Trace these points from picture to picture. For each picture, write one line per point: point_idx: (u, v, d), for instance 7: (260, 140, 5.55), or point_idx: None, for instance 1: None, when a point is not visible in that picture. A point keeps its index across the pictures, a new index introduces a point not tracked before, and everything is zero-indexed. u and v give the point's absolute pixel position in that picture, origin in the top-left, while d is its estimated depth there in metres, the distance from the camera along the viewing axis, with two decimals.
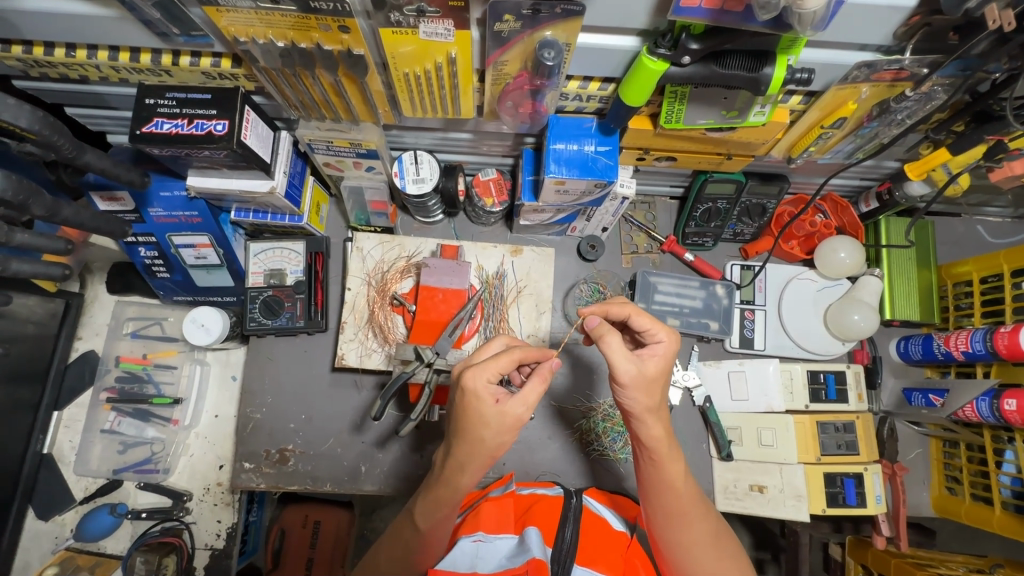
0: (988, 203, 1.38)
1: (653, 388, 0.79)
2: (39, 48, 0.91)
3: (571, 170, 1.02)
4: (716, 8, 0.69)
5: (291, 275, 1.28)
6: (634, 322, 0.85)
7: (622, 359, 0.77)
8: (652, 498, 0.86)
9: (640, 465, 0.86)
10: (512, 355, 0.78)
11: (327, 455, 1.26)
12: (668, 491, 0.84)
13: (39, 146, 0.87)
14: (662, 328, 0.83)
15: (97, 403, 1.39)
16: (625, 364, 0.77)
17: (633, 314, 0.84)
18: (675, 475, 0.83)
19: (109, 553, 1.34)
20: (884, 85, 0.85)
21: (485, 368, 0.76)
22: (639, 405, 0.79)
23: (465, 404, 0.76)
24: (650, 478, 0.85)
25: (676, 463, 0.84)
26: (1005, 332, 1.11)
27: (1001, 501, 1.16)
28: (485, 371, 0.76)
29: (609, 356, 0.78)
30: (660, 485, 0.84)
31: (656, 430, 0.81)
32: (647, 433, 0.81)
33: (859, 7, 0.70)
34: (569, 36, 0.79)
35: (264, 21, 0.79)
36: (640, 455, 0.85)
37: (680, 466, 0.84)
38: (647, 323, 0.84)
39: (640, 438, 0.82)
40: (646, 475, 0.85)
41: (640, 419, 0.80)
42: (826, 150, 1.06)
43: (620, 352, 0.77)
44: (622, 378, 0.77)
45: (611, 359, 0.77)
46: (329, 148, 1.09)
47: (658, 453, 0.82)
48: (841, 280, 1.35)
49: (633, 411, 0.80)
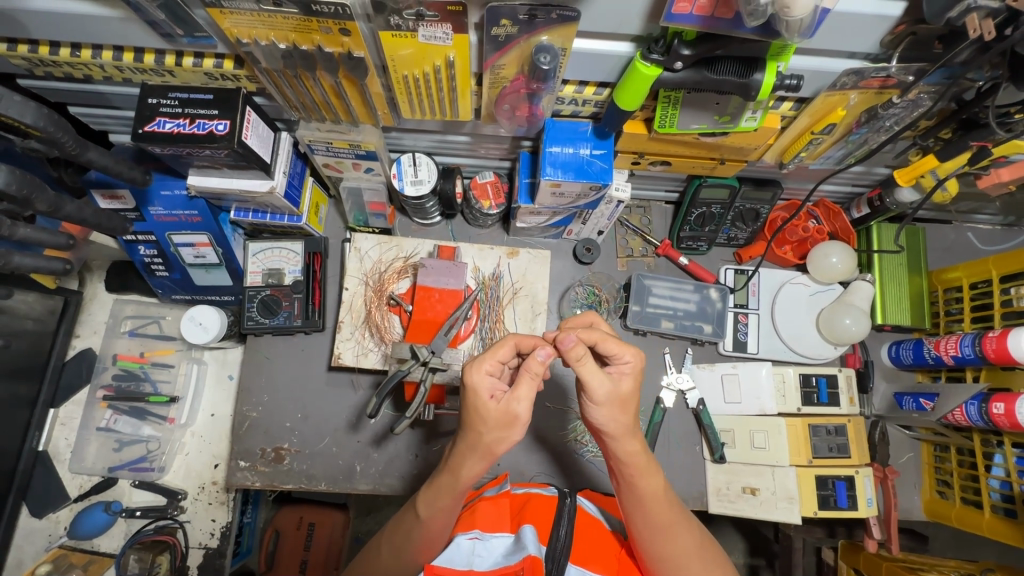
0: (978, 210, 1.40)
1: (628, 408, 0.80)
2: (45, 48, 0.93)
3: (567, 173, 1.04)
4: (707, 15, 0.71)
5: (290, 275, 1.29)
6: (601, 348, 0.83)
7: (597, 378, 0.78)
8: (635, 514, 0.86)
9: (620, 483, 0.86)
10: (508, 344, 0.82)
11: (323, 454, 1.27)
12: (651, 506, 0.85)
13: (43, 142, 0.88)
14: (628, 348, 0.83)
15: (94, 401, 1.41)
16: (601, 382, 0.78)
17: (600, 340, 0.83)
18: (657, 490, 0.84)
19: (102, 551, 1.34)
20: (872, 92, 0.87)
21: (484, 360, 0.79)
22: (614, 424, 0.80)
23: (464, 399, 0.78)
24: (629, 494, 0.85)
25: (656, 477, 0.84)
26: (994, 337, 1.13)
27: (991, 505, 1.18)
28: (483, 364, 0.78)
29: (585, 377, 0.78)
30: (641, 500, 0.85)
31: (633, 445, 0.82)
32: (624, 450, 0.82)
33: (846, 15, 0.72)
34: (564, 41, 0.81)
35: (266, 23, 0.81)
36: (619, 474, 0.85)
37: (659, 478, 0.85)
38: (614, 347, 0.83)
39: (618, 456, 0.83)
40: (626, 492, 0.85)
41: (615, 438, 0.81)
42: (817, 156, 1.08)
43: (595, 373, 0.78)
44: (597, 397, 0.78)
45: (586, 379, 0.78)
46: (329, 149, 1.11)
47: (637, 467, 0.83)
48: (833, 285, 1.37)
49: (608, 430, 0.81)
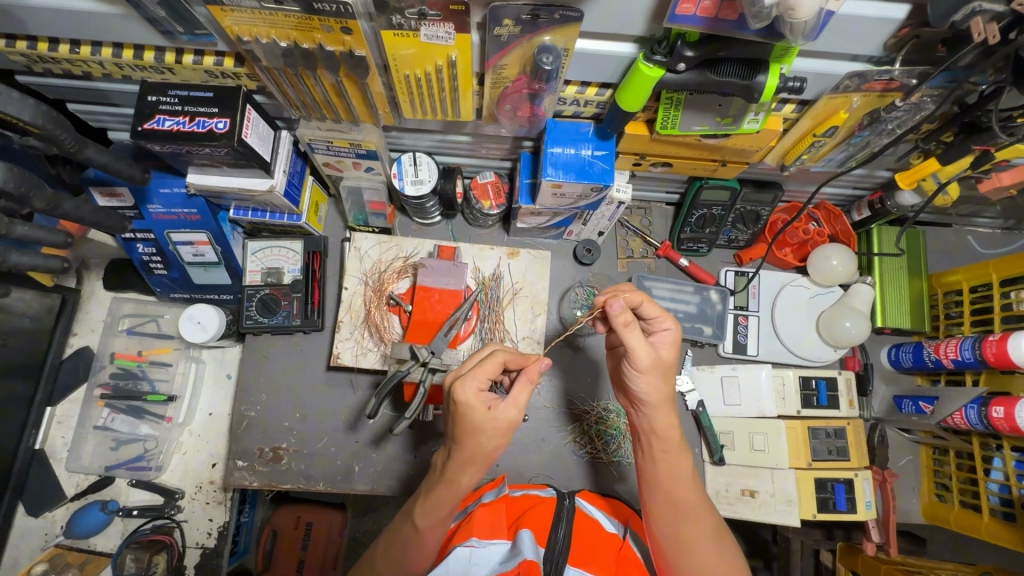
0: (979, 214, 1.40)
1: (667, 374, 0.85)
2: (44, 44, 0.92)
3: (568, 174, 1.04)
4: (711, 16, 0.71)
5: (289, 274, 1.28)
6: (645, 312, 0.88)
7: (642, 344, 0.82)
8: (657, 489, 0.88)
9: (648, 457, 0.89)
10: (496, 359, 0.82)
11: (321, 454, 1.26)
12: (674, 483, 0.87)
13: (41, 140, 0.88)
14: (668, 317, 0.88)
15: (90, 399, 1.40)
16: (646, 349, 0.82)
17: (644, 303, 0.87)
18: (682, 465, 0.88)
19: (98, 550, 1.34)
20: (875, 95, 0.87)
21: (473, 377, 0.80)
22: (653, 391, 0.84)
23: (459, 416, 0.79)
24: (659, 467, 0.88)
25: (686, 453, 0.89)
26: (994, 341, 1.13)
27: (989, 508, 1.18)
28: (471, 382, 0.79)
29: (631, 343, 0.82)
30: (670, 474, 0.87)
31: (671, 417, 0.86)
32: (663, 421, 0.86)
33: (849, 19, 0.72)
34: (567, 42, 0.80)
35: (267, 21, 0.81)
36: (650, 447, 0.88)
37: (688, 455, 0.89)
38: (656, 312, 0.88)
39: (654, 427, 0.87)
40: (655, 466, 0.88)
41: (655, 408, 0.86)
42: (819, 158, 1.08)
43: (639, 338, 0.82)
44: (641, 363, 0.82)
45: (631, 344, 0.82)
46: (329, 148, 1.10)
47: (672, 441, 0.87)
48: (834, 287, 1.37)
49: (650, 401, 0.85)
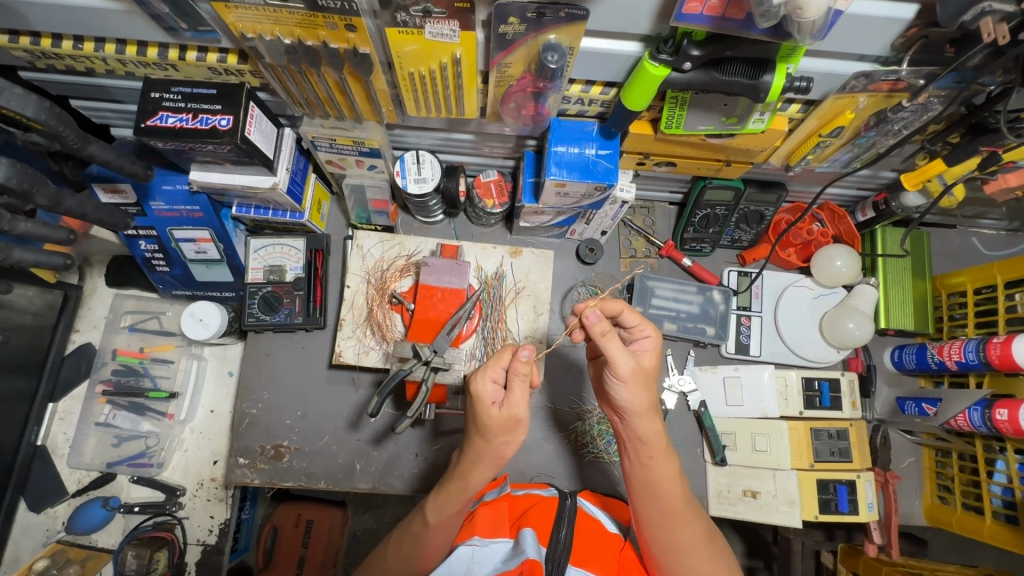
0: (984, 215, 1.40)
1: (649, 383, 0.84)
2: (47, 40, 0.92)
3: (571, 173, 1.03)
4: (718, 15, 0.71)
5: (291, 272, 1.28)
6: (624, 318, 0.87)
7: (620, 353, 0.81)
8: (647, 497, 0.87)
9: (634, 465, 0.88)
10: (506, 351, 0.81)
11: (323, 452, 1.26)
12: (663, 490, 0.86)
13: (44, 136, 0.87)
14: (648, 324, 0.87)
15: (92, 396, 1.40)
16: (625, 358, 0.81)
17: (625, 311, 0.86)
18: (669, 472, 0.86)
19: (99, 547, 1.34)
20: (881, 95, 0.87)
21: (487, 368, 0.79)
22: (636, 399, 0.83)
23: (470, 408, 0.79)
24: (647, 476, 0.87)
25: (670, 463, 0.87)
26: (998, 342, 1.12)
27: (992, 510, 1.17)
28: (486, 372, 0.78)
29: (609, 352, 0.81)
30: (657, 483, 0.86)
31: (654, 425, 0.84)
32: (646, 430, 0.85)
33: (858, 19, 0.72)
34: (573, 40, 0.80)
35: (270, 17, 0.80)
36: (635, 455, 0.87)
37: (673, 464, 0.87)
38: (636, 319, 0.87)
39: (639, 436, 0.85)
40: (642, 474, 0.87)
41: (639, 416, 0.84)
42: (824, 159, 1.08)
43: (618, 347, 0.81)
44: (621, 372, 0.81)
45: (611, 354, 0.81)
46: (332, 145, 1.10)
47: (656, 451, 0.85)
48: (837, 288, 1.36)
49: (632, 409, 0.83)
